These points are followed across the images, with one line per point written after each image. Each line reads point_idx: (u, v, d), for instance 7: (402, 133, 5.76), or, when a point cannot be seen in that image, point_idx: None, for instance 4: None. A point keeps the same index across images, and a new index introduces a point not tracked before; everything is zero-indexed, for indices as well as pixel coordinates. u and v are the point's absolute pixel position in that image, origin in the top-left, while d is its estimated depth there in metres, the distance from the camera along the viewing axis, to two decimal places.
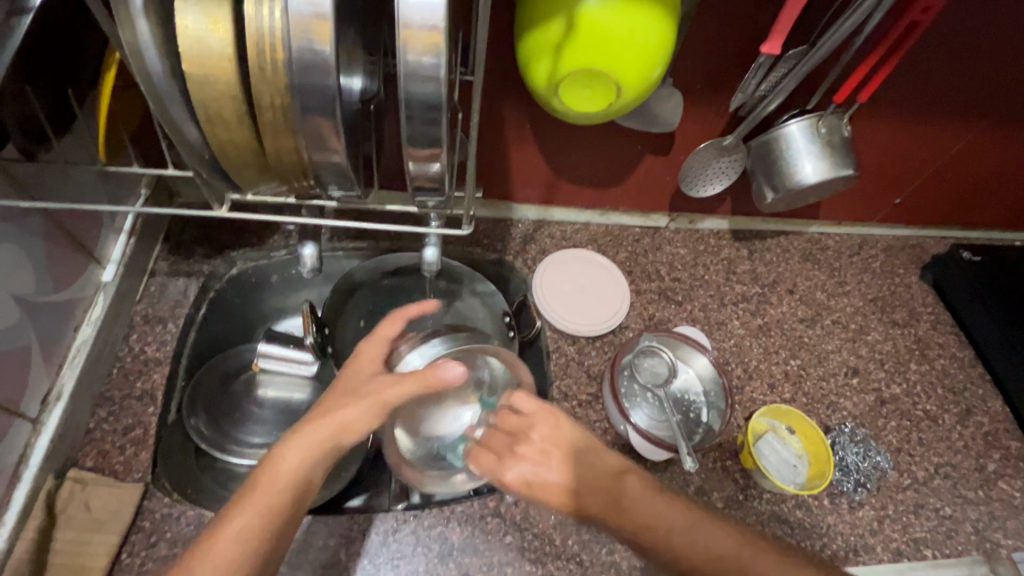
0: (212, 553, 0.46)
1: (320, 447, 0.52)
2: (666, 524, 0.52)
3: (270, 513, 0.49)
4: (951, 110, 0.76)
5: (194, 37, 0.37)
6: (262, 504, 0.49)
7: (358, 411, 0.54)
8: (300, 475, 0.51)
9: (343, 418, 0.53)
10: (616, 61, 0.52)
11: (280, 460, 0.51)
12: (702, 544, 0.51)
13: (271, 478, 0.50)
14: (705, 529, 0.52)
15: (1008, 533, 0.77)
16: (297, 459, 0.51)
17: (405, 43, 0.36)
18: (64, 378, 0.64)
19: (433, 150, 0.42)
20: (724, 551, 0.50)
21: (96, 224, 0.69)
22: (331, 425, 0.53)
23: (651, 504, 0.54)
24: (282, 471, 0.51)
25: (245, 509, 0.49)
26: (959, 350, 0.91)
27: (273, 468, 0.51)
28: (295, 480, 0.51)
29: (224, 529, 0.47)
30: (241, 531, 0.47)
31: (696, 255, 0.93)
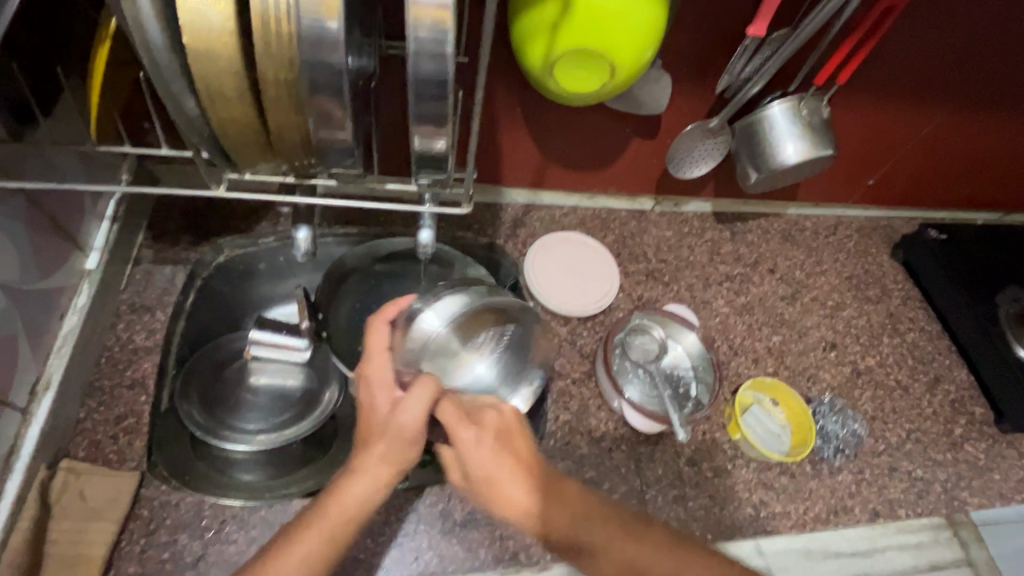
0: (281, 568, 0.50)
1: (378, 481, 0.54)
2: (642, 554, 0.58)
3: (337, 539, 0.52)
4: (924, 93, 0.79)
5: (194, 10, 0.36)
6: (321, 529, 0.51)
7: (405, 441, 0.54)
8: (362, 504, 0.53)
9: (393, 449, 0.54)
10: (610, 42, 0.53)
11: (343, 492, 0.53)
12: (672, 569, 0.57)
13: (338, 508, 0.53)
14: (682, 564, 0.57)
15: (973, 491, 0.82)
16: (360, 489, 0.53)
17: (415, 19, 0.36)
18: (51, 368, 0.63)
19: (438, 129, 0.42)
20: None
21: (78, 210, 0.67)
22: (385, 456, 0.54)
23: (632, 544, 0.58)
24: (344, 502, 0.53)
25: (310, 531, 0.51)
26: (928, 324, 0.96)
27: (335, 498, 0.53)
28: (358, 510, 0.53)
29: (287, 553, 0.50)
30: (306, 555, 0.51)
31: (681, 237, 0.96)
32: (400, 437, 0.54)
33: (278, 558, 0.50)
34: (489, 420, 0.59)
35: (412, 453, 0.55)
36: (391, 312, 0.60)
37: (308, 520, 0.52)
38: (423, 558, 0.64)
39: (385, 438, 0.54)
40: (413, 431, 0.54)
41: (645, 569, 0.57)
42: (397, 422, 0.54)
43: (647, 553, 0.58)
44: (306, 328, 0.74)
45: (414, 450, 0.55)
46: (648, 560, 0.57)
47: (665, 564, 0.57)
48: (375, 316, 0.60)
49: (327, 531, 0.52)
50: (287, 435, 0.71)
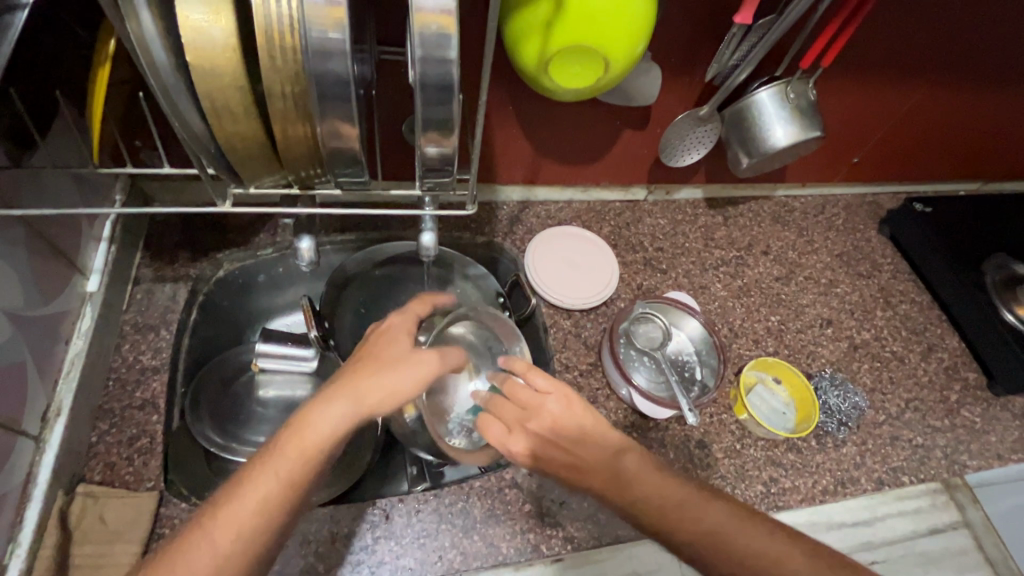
0: (235, 512, 0.46)
1: (344, 411, 0.51)
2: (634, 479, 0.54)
3: (297, 471, 0.48)
4: (906, 69, 0.81)
5: (197, 28, 0.36)
6: (280, 466, 0.48)
7: (389, 381, 0.53)
8: (328, 438, 0.50)
9: (380, 392, 0.52)
10: (602, 38, 0.54)
11: (307, 424, 0.50)
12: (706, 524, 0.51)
13: (298, 441, 0.49)
14: (697, 508, 0.52)
15: (972, 454, 0.85)
16: (327, 427, 0.50)
17: (419, 26, 0.36)
18: (61, 393, 0.62)
19: (444, 133, 0.43)
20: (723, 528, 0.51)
21: (75, 232, 0.66)
22: (361, 389, 0.52)
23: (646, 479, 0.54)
24: (307, 438, 0.49)
25: (264, 471, 0.48)
26: (918, 295, 0.99)
27: (302, 431, 0.49)
28: (321, 445, 0.49)
29: (245, 490, 0.47)
30: (261, 495, 0.47)
31: (675, 224, 0.97)
32: (385, 374, 0.53)
33: (236, 488, 0.48)
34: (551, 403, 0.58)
35: (398, 394, 0.53)
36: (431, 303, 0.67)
37: (268, 454, 0.49)
38: (447, 557, 0.65)
39: (370, 375, 0.53)
40: (398, 371, 0.54)
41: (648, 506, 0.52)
42: (391, 369, 0.54)
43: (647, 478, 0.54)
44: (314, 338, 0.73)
45: (405, 388, 0.54)
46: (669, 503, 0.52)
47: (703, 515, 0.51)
48: (416, 304, 0.65)
49: (287, 469, 0.48)
50: None
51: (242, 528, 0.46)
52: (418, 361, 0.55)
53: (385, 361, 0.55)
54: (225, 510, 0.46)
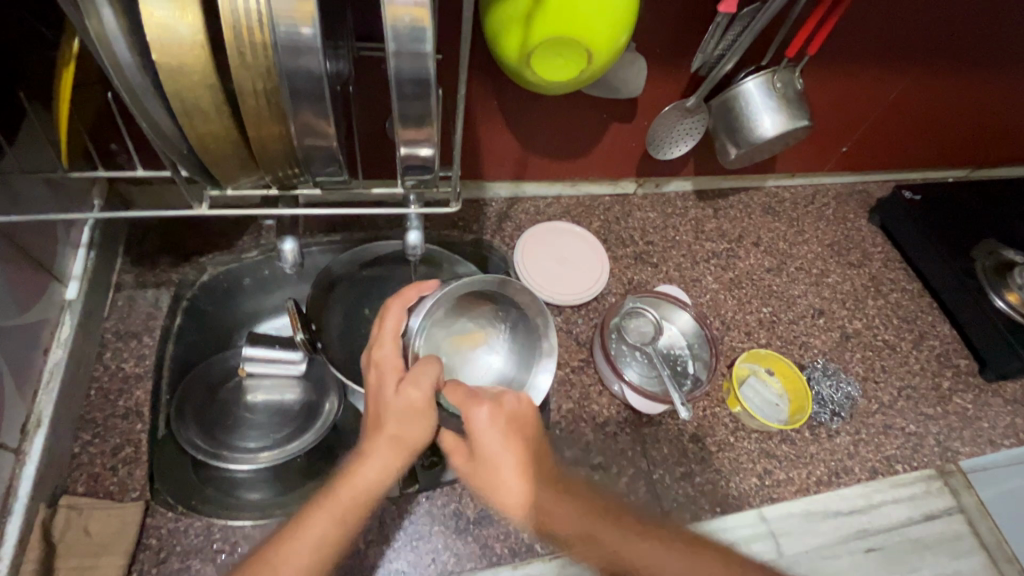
0: (292, 558, 0.48)
1: (386, 457, 0.53)
2: (587, 521, 0.59)
3: (349, 514, 0.51)
4: (893, 56, 0.81)
5: (161, 24, 0.35)
6: (333, 512, 0.50)
7: (414, 423, 0.54)
8: (375, 485, 0.52)
9: (410, 430, 0.54)
10: (584, 29, 0.53)
11: (352, 474, 0.52)
12: (632, 554, 0.57)
13: (349, 488, 0.51)
14: (635, 542, 0.58)
15: (965, 441, 0.85)
16: (373, 473, 0.52)
17: (392, 19, 0.35)
18: (41, 404, 0.61)
19: (423, 129, 0.42)
20: (649, 561, 0.57)
21: (51, 239, 0.65)
22: (393, 434, 0.54)
23: (574, 508, 0.60)
24: (354, 485, 0.51)
25: (318, 516, 0.50)
26: (909, 283, 0.99)
27: (349, 479, 0.52)
28: (369, 492, 0.52)
29: (299, 538, 0.49)
30: (317, 542, 0.49)
31: (665, 218, 0.97)
32: (407, 415, 0.54)
33: (287, 535, 0.49)
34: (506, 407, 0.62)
35: (420, 433, 0.54)
36: (410, 296, 0.62)
37: (320, 501, 0.51)
38: (440, 559, 0.64)
39: (392, 418, 0.54)
40: (413, 411, 0.54)
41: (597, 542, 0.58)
42: (401, 401, 0.54)
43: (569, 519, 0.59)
44: (300, 342, 0.72)
45: (426, 426, 0.55)
46: (589, 527, 0.59)
47: (625, 550, 0.58)
48: (399, 300, 0.61)
49: (341, 513, 0.50)
50: (291, 450, 0.70)
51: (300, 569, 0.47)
52: (425, 396, 0.54)
53: (399, 400, 0.55)
54: (281, 554, 0.48)
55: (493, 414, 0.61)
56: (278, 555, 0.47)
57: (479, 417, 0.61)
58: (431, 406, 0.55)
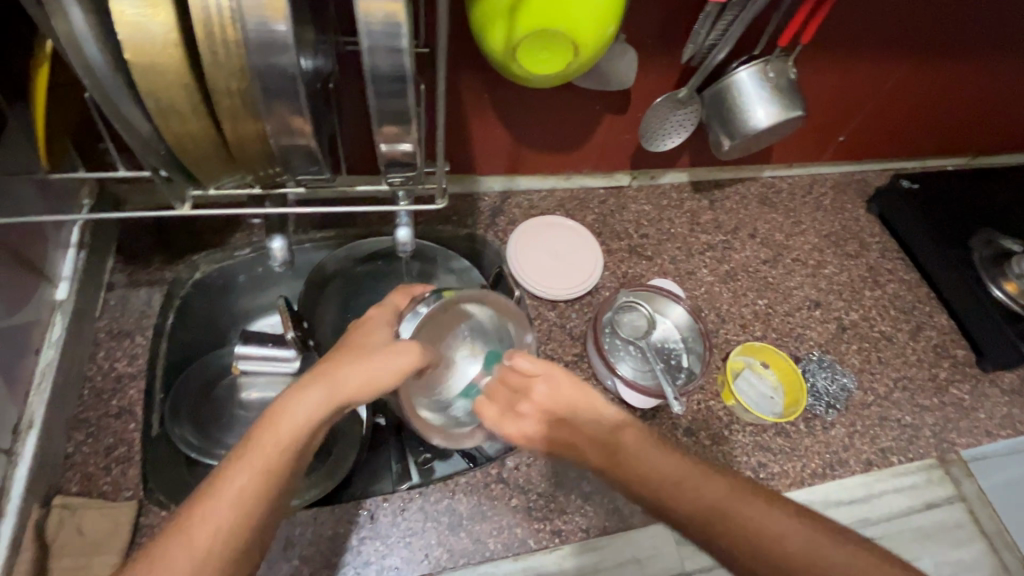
0: (206, 513, 0.43)
1: (324, 403, 0.50)
2: (657, 463, 0.53)
3: (269, 462, 0.46)
4: (890, 43, 0.79)
5: (132, 23, 0.34)
6: (254, 460, 0.45)
7: (375, 372, 0.52)
8: (303, 430, 0.48)
9: (364, 375, 0.52)
10: (569, 21, 0.52)
11: (284, 415, 0.48)
12: (704, 493, 0.50)
13: (273, 433, 0.47)
14: (698, 485, 0.51)
15: (961, 432, 0.85)
16: (303, 415, 0.49)
17: (365, 14, 0.35)
18: (33, 405, 0.61)
19: (402, 126, 0.41)
20: (723, 502, 0.50)
21: (40, 240, 0.65)
22: (340, 380, 0.51)
23: (650, 451, 0.54)
24: (281, 430, 0.47)
25: (240, 463, 0.45)
26: (907, 273, 0.98)
27: (277, 426, 0.48)
28: (296, 437, 0.48)
29: (222, 483, 0.45)
30: (235, 486, 0.44)
31: (660, 210, 0.96)
32: (370, 365, 0.52)
33: (209, 487, 0.44)
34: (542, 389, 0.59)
35: (377, 385, 0.52)
36: (402, 300, 0.62)
37: (243, 446, 0.47)
38: (433, 555, 0.64)
39: (348, 368, 0.52)
40: (382, 364, 0.53)
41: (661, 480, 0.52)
42: (376, 357, 0.53)
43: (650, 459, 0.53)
44: (291, 339, 0.72)
45: (386, 380, 0.53)
46: (667, 474, 0.52)
47: (695, 487, 0.51)
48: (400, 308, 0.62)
49: (263, 460, 0.46)
50: None
51: (217, 523, 0.43)
52: (399, 362, 0.54)
53: (366, 355, 0.53)
54: (197, 508, 0.43)
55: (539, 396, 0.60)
56: (194, 513, 0.43)
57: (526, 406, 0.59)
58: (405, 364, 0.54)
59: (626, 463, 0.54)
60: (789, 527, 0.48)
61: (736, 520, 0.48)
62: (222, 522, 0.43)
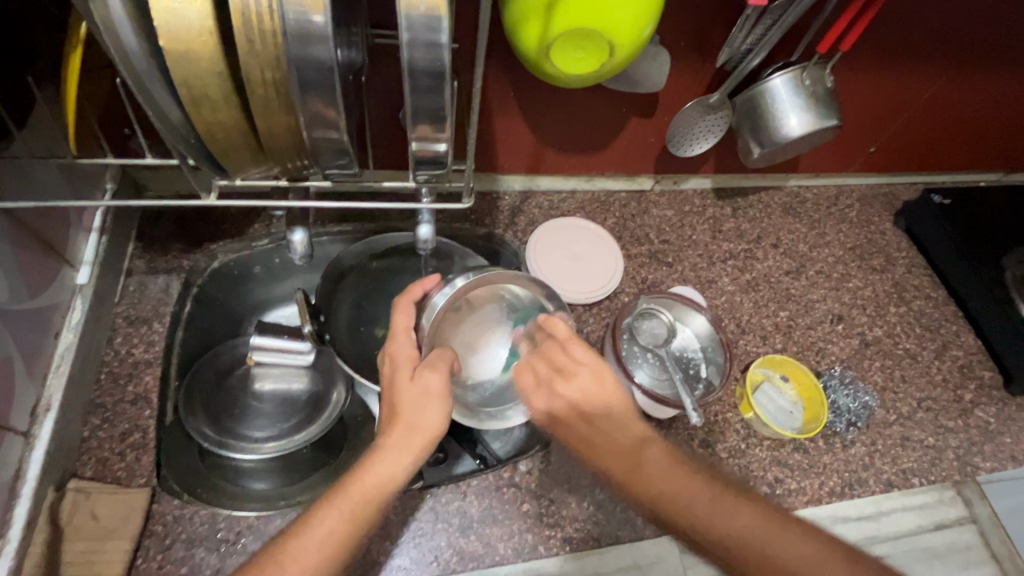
0: (302, 550, 0.47)
1: (399, 446, 0.52)
2: (678, 490, 0.52)
3: (360, 511, 0.49)
4: (931, 54, 0.77)
5: (168, 9, 0.34)
6: (346, 510, 0.49)
7: (428, 416, 0.52)
8: (385, 482, 0.51)
9: (421, 415, 0.52)
10: (606, 21, 0.51)
11: (365, 471, 0.51)
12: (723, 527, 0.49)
13: (359, 488, 0.50)
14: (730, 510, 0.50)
15: (985, 456, 0.83)
16: (384, 469, 0.51)
17: (405, 8, 0.34)
18: (51, 388, 0.61)
19: (436, 123, 0.40)
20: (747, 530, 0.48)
21: (63, 223, 0.65)
22: (406, 431, 0.52)
23: (668, 476, 0.53)
24: (366, 481, 0.50)
25: (328, 515, 0.49)
26: (933, 290, 0.96)
27: (360, 474, 0.51)
28: (382, 489, 0.51)
29: (318, 533, 0.48)
30: (334, 531, 0.48)
31: (682, 216, 0.94)
32: (425, 410, 0.52)
33: (297, 536, 0.48)
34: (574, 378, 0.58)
35: (437, 422, 0.53)
36: (416, 292, 0.60)
37: (330, 498, 0.50)
38: (443, 557, 0.64)
39: (408, 410, 0.52)
40: (426, 398, 0.53)
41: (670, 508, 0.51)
42: (422, 387, 0.53)
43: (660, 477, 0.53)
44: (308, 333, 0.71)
45: (438, 416, 0.53)
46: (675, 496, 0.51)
47: (717, 520, 0.49)
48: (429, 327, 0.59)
49: (351, 511, 0.49)
50: (296, 440, 0.70)
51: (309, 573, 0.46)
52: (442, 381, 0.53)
53: (412, 390, 0.53)
54: (288, 550, 0.47)
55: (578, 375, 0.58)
56: (285, 554, 0.47)
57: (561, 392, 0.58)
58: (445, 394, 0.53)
59: (647, 487, 0.53)
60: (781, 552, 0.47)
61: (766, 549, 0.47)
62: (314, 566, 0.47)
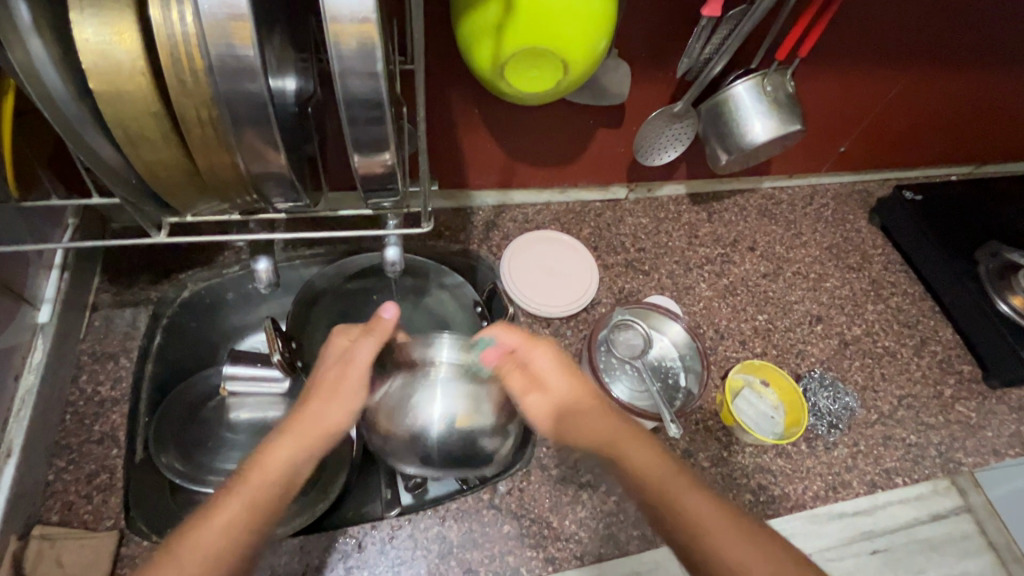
0: (201, 534, 0.47)
1: (301, 439, 0.55)
2: (649, 468, 0.55)
3: (260, 494, 0.51)
4: (892, 53, 0.77)
5: (96, 51, 0.33)
6: (244, 494, 0.50)
7: (333, 410, 0.57)
8: (286, 469, 0.53)
9: (329, 413, 0.57)
10: (556, 39, 0.51)
11: (266, 457, 0.54)
12: (695, 512, 0.51)
13: (260, 475, 0.52)
14: (693, 495, 0.52)
15: (968, 451, 0.83)
16: (283, 453, 0.54)
17: (336, 38, 0.33)
18: (12, 432, 0.60)
19: (381, 152, 0.40)
20: (703, 519, 0.51)
21: (21, 262, 0.63)
22: (311, 424, 0.56)
23: (638, 449, 0.56)
24: (267, 465, 0.53)
25: (231, 498, 0.50)
26: (910, 286, 0.96)
27: (260, 463, 0.53)
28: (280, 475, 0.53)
29: (219, 516, 0.48)
30: (230, 516, 0.49)
31: (657, 223, 0.94)
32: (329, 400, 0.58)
33: (198, 519, 0.48)
34: (540, 368, 0.61)
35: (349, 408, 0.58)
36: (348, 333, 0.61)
37: (230, 485, 0.51)
38: None
39: (319, 401, 0.57)
40: (342, 394, 0.58)
41: (648, 489, 0.54)
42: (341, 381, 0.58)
43: (646, 457, 0.56)
44: (278, 362, 0.69)
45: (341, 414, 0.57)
46: (656, 474, 0.54)
47: (682, 496, 0.52)
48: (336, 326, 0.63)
49: (252, 493, 0.50)
50: None
51: (208, 551, 0.46)
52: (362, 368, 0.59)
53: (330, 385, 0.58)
54: (188, 537, 0.47)
55: (548, 364, 0.62)
56: (188, 533, 0.47)
57: (535, 370, 0.61)
58: (363, 369, 0.59)
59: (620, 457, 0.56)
60: (758, 561, 0.49)
61: (711, 538, 0.50)
62: (210, 545, 0.46)
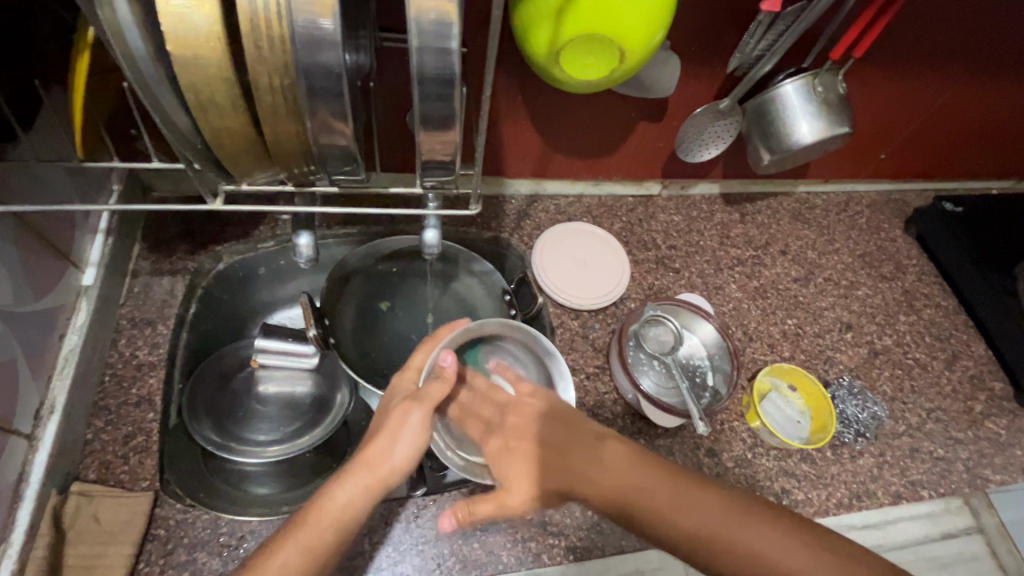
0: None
1: (364, 484, 0.50)
2: (617, 480, 0.48)
3: (320, 542, 0.48)
4: (945, 59, 0.76)
5: (176, 13, 0.33)
6: (304, 542, 0.47)
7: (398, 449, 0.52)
8: (349, 516, 0.49)
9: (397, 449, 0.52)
10: (616, 27, 0.50)
11: (326, 500, 0.49)
12: (687, 520, 0.44)
13: (317, 516, 0.49)
14: (687, 498, 0.45)
15: (995, 468, 0.82)
16: (344, 497, 0.50)
17: (416, 12, 0.33)
18: (55, 390, 0.61)
19: (444, 129, 0.40)
20: (707, 521, 0.44)
21: (69, 225, 0.65)
22: (374, 464, 0.51)
23: (599, 465, 0.49)
24: (331, 510, 0.49)
25: (290, 543, 0.47)
26: (944, 299, 0.95)
27: (320, 505, 0.49)
28: (342, 522, 0.49)
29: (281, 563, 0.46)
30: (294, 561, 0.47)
31: (690, 221, 0.93)
32: (404, 432, 0.53)
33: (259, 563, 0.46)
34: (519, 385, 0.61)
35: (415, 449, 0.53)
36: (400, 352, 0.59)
37: (291, 526, 0.48)
38: (445, 564, 0.63)
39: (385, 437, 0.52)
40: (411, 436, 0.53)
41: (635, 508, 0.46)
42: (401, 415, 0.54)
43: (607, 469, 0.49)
44: (313, 336, 0.70)
45: (406, 453, 0.52)
46: (623, 487, 0.47)
47: (672, 505, 0.45)
48: (425, 341, 0.61)
49: (312, 540, 0.48)
50: (300, 445, 0.69)
51: None
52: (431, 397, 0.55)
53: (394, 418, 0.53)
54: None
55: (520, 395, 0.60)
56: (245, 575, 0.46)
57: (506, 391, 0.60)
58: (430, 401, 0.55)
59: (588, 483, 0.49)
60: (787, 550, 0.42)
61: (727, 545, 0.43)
62: None
